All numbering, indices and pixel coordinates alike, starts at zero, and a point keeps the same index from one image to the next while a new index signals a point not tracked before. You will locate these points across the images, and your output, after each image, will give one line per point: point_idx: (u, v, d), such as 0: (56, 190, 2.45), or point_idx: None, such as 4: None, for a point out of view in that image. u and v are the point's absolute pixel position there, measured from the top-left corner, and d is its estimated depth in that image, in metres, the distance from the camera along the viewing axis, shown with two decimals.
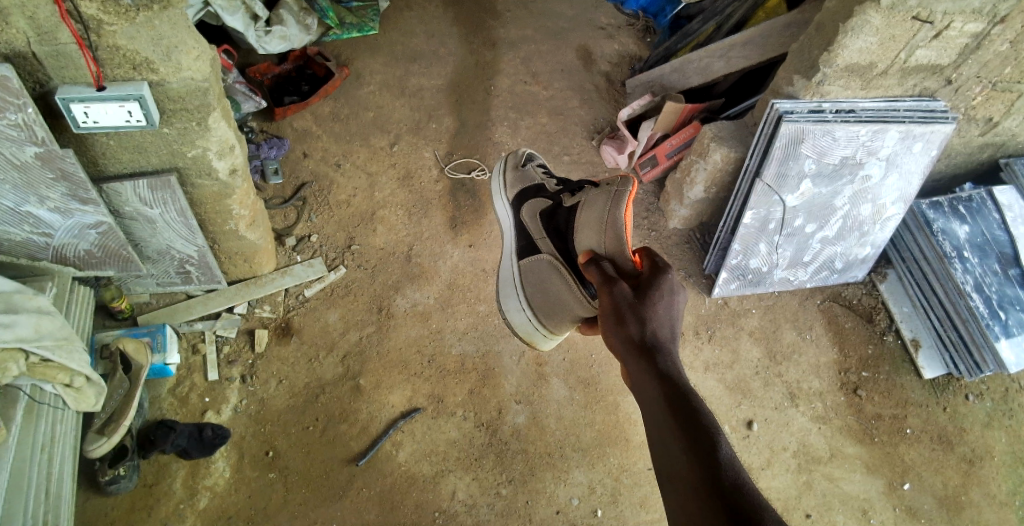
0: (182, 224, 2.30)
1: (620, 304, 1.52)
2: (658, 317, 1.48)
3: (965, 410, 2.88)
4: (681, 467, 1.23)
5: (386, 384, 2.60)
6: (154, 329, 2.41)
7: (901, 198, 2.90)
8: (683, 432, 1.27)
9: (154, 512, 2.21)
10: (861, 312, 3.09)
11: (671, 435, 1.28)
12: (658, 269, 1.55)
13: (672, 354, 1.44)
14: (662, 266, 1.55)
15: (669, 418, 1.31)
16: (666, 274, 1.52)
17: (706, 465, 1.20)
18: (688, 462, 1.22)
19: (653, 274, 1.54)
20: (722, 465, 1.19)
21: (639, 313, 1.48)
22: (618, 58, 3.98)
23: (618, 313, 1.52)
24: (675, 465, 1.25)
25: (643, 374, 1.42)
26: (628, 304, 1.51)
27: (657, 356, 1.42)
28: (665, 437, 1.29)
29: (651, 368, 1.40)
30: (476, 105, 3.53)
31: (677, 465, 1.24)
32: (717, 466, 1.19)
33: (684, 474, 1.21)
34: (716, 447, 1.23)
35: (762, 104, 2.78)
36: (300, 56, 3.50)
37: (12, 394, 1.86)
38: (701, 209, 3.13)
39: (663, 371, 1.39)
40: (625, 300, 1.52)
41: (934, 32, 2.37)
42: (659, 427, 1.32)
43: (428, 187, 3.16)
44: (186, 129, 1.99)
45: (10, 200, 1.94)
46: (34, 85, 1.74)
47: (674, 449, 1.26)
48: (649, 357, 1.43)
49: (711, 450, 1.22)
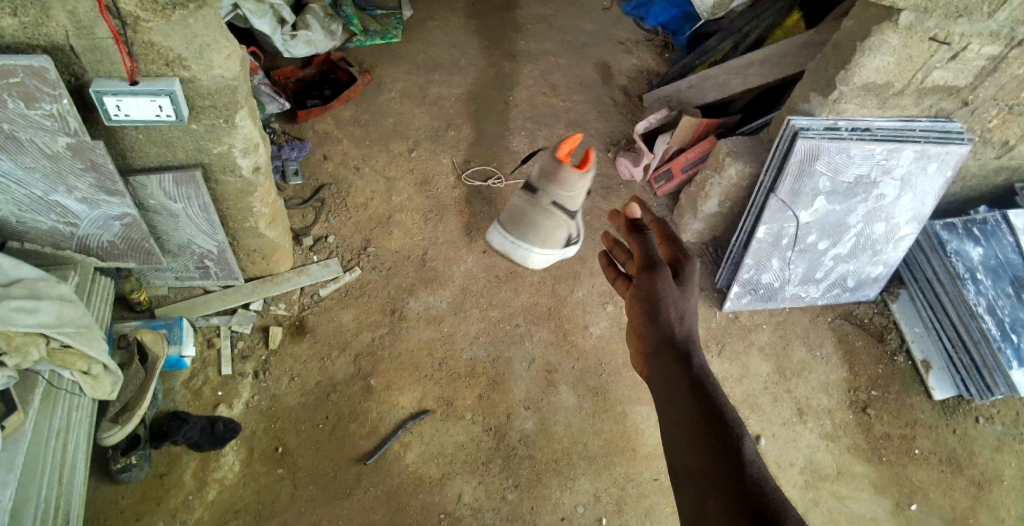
0: (205, 219, 2.34)
1: (663, 292, 1.46)
2: (690, 312, 1.49)
3: (975, 433, 2.86)
4: (703, 465, 1.24)
5: (397, 385, 2.62)
6: (172, 322, 2.46)
7: (915, 217, 2.89)
8: (710, 429, 1.28)
9: (164, 501, 2.22)
10: (873, 331, 3.08)
11: (695, 431, 1.29)
12: (687, 258, 1.54)
13: (697, 350, 1.46)
14: (690, 255, 1.55)
15: (697, 415, 1.31)
16: (695, 267, 1.53)
17: (728, 463, 1.22)
18: (709, 460, 1.24)
19: (683, 263, 1.54)
20: (744, 465, 1.21)
21: (678, 304, 1.47)
22: (636, 73, 4.00)
23: (659, 301, 1.45)
24: (695, 461, 1.26)
25: (676, 369, 1.41)
26: (670, 292, 1.46)
27: (691, 353, 1.44)
28: (688, 433, 1.30)
29: (686, 365, 1.40)
30: (495, 115, 3.57)
31: (698, 462, 1.25)
32: (740, 465, 1.21)
33: (705, 472, 1.23)
34: (740, 445, 1.24)
35: (778, 121, 2.80)
36: (324, 61, 3.57)
37: (32, 378, 1.90)
38: (715, 224, 3.15)
39: (696, 368, 1.40)
40: (669, 288, 1.46)
41: (951, 54, 2.38)
42: (683, 424, 1.33)
43: (445, 193, 3.20)
44: (214, 125, 2.03)
45: (40, 188, 1.99)
46: (69, 77, 1.79)
47: (698, 446, 1.27)
48: (683, 352, 1.43)
49: (734, 448, 1.24)
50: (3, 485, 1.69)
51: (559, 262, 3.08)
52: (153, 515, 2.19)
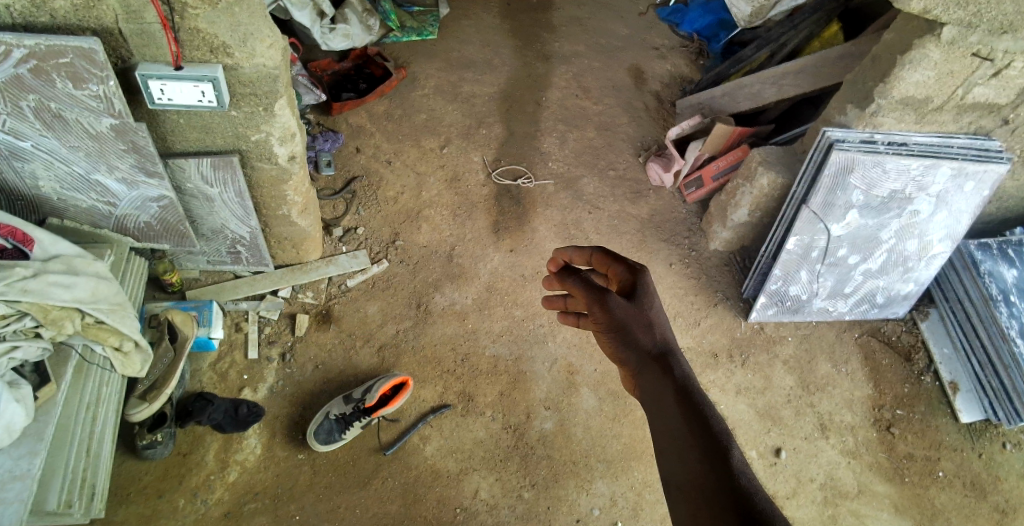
0: (239, 204, 2.37)
1: (622, 317, 1.31)
2: (660, 321, 1.36)
3: (1001, 458, 2.80)
4: (692, 475, 1.14)
5: (418, 378, 2.64)
6: (201, 304, 2.50)
7: (949, 235, 2.83)
8: (698, 440, 1.18)
9: (186, 480, 2.26)
10: (900, 350, 3.03)
11: (683, 442, 1.19)
12: (634, 269, 1.40)
13: (680, 358, 1.34)
14: (639, 265, 1.41)
15: (684, 427, 1.20)
16: (647, 273, 1.39)
17: (719, 472, 1.13)
18: (701, 471, 1.14)
19: (631, 275, 1.39)
20: (735, 474, 1.13)
21: (644, 320, 1.33)
22: (669, 79, 3.97)
23: (623, 326, 1.31)
24: (683, 472, 1.16)
25: (659, 384, 1.27)
26: (631, 314, 1.32)
27: (672, 364, 1.31)
28: (676, 442, 1.20)
29: (668, 376, 1.27)
30: (527, 115, 3.57)
31: (687, 474, 1.15)
32: (731, 474, 1.12)
33: (696, 482, 1.13)
34: (729, 454, 1.16)
35: (813, 132, 2.77)
36: (361, 55, 3.60)
37: (65, 352, 1.94)
38: (744, 233, 3.12)
39: (680, 378, 1.28)
40: (626, 311, 1.32)
41: (993, 71, 2.32)
42: (670, 438, 1.21)
43: (474, 190, 3.22)
44: (253, 113, 2.06)
45: (82, 167, 2.03)
46: (117, 60, 1.82)
47: (688, 455, 1.17)
48: (663, 364, 1.30)
49: (724, 457, 1.15)
50: (32, 454, 1.73)
51: None
52: (174, 493, 2.23)
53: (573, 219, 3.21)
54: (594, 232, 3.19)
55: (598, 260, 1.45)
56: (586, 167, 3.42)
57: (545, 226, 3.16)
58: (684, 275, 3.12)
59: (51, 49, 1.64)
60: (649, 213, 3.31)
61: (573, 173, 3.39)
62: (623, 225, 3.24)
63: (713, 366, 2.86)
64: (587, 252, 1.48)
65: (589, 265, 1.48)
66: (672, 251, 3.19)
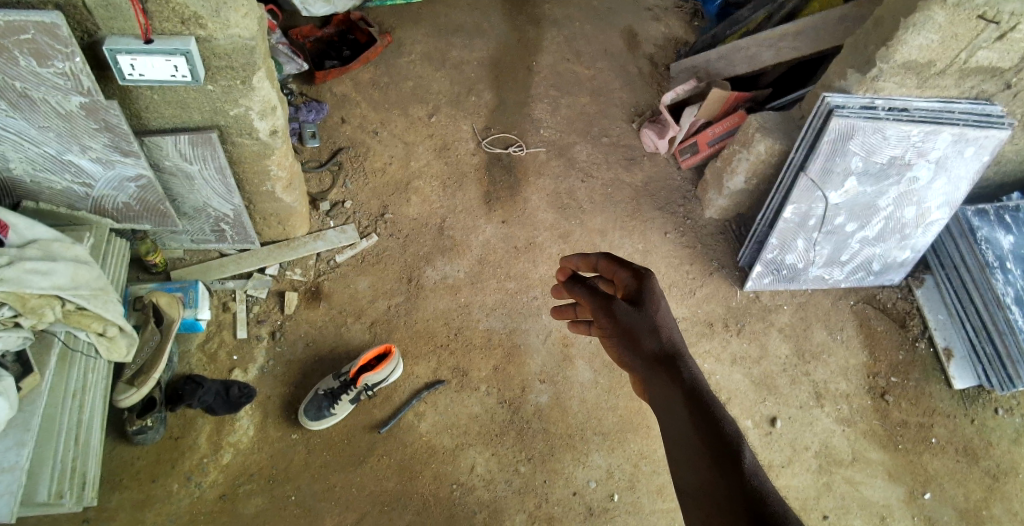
0: (221, 182, 2.30)
1: (628, 323, 1.30)
2: (666, 324, 1.33)
3: (993, 423, 2.83)
4: (703, 481, 1.13)
5: (413, 354, 2.62)
6: (187, 285, 2.44)
7: (947, 202, 2.78)
8: (708, 445, 1.15)
9: (179, 464, 2.24)
10: (895, 316, 3.02)
11: (694, 448, 1.17)
12: (640, 273, 1.38)
13: (689, 361, 1.30)
14: (644, 269, 1.39)
15: (694, 431, 1.18)
16: (652, 276, 1.37)
17: (730, 477, 1.11)
18: (713, 479, 1.12)
19: (637, 280, 1.37)
20: (747, 478, 1.11)
21: (649, 324, 1.31)
22: (663, 41, 3.85)
23: (628, 330, 1.29)
24: (696, 481, 1.14)
25: (668, 388, 1.25)
26: (637, 318, 1.31)
27: (680, 365, 1.28)
28: (687, 449, 1.18)
29: (676, 380, 1.25)
30: (517, 81, 3.46)
31: (700, 482, 1.13)
32: (742, 478, 1.11)
33: (709, 491, 1.11)
34: (740, 456, 1.14)
35: (812, 97, 2.69)
36: (344, 21, 3.47)
37: (48, 339, 1.89)
38: (740, 201, 3.06)
39: (689, 381, 1.25)
40: (632, 317, 1.30)
41: (998, 33, 2.24)
42: (680, 444, 1.19)
43: (465, 160, 3.14)
44: (230, 86, 1.96)
45: (54, 148, 1.94)
46: (82, 35, 1.72)
47: (698, 462, 1.15)
48: (672, 366, 1.27)
49: (735, 461, 1.13)
50: (19, 445, 1.71)
51: (580, 234, 3.02)
52: (168, 476, 2.22)
53: (566, 188, 3.15)
54: (588, 201, 3.13)
55: (604, 266, 1.45)
56: (580, 135, 3.33)
57: (538, 196, 3.10)
58: (679, 245, 3.08)
59: (10, 25, 1.53)
60: (643, 181, 3.24)
61: (566, 141, 3.30)
62: (617, 194, 3.17)
63: (709, 336, 2.85)
64: (593, 260, 1.47)
65: (596, 271, 1.47)
66: (668, 220, 3.13)
